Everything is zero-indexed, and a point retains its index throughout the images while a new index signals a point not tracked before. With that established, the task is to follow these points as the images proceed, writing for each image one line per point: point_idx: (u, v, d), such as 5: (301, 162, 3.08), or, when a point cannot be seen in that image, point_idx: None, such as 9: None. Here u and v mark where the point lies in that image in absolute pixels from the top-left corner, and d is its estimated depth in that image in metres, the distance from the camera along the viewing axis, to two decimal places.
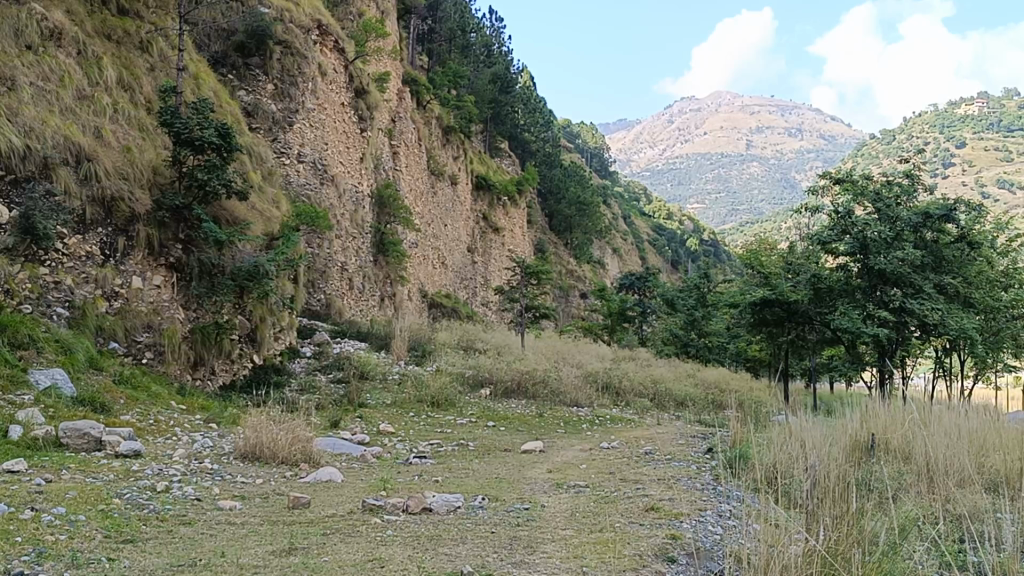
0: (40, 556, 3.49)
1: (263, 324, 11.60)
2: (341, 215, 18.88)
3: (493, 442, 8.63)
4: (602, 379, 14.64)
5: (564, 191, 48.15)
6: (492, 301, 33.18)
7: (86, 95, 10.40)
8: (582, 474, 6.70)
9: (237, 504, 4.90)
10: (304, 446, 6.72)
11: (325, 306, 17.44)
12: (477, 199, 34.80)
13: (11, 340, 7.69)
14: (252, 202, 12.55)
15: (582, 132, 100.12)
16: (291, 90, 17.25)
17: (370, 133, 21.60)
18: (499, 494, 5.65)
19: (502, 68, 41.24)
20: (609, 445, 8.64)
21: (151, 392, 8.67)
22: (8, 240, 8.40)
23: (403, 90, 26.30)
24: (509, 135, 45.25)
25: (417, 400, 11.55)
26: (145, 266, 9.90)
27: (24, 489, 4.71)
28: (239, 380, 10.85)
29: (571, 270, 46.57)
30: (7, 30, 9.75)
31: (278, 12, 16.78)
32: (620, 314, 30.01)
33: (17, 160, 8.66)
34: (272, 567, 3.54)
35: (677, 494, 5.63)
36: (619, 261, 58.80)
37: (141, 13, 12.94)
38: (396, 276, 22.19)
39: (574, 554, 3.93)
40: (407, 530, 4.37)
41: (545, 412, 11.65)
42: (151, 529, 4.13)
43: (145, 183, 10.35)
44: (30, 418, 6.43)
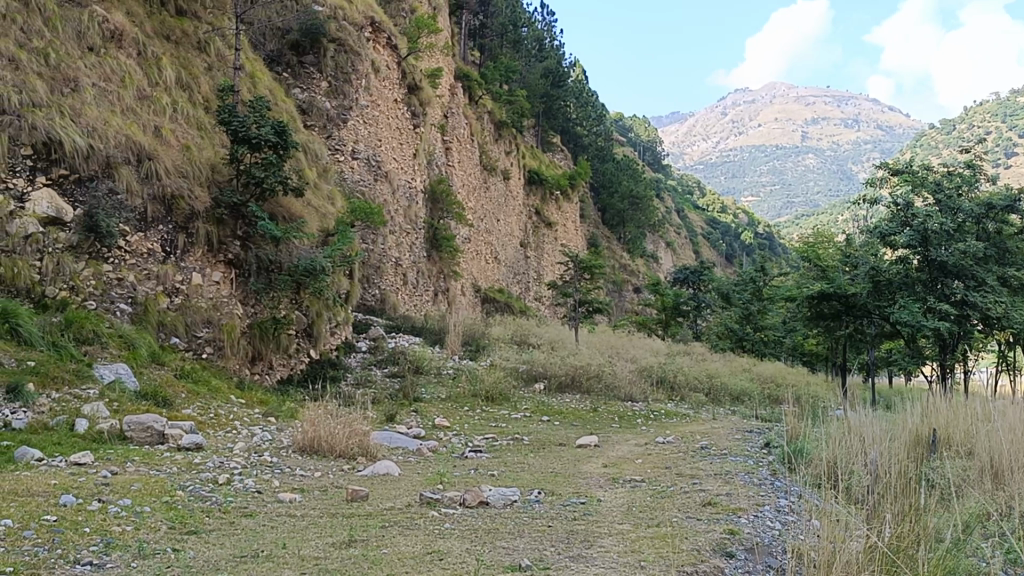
0: (109, 547, 3.58)
1: (320, 319, 11.70)
2: (395, 210, 19.01)
3: (549, 436, 8.66)
4: (657, 373, 14.62)
5: (617, 184, 47.96)
6: (545, 297, 33.15)
7: (147, 95, 10.62)
8: (638, 468, 6.69)
9: (297, 496, 4.98)
10: (361, 440, 6.79)
11: (379, 301, 17.58)
12: (530, 193, 34.78)
13: (77, 335, 7.91)
14: (307, 199, 12.69)
15: (635, 125, 99.67)
16: (345, 87, 17.40)
17: (423, 129, 21.71)
18: (556, 488, 5.68)
19: (553, 62, 41.21)
20: (664, 439, 8.61)
21: (212, 386, 8.81)
22: (73, 238, 8.60)
23: (456, 85, 26.40)
24: (561, 129, 45.18)
25: (472, 394, 11.61)
26: (204, 262, 10.07)
27: (92, 481, 4.83)
28: (296, 374, 10.97)
29: (625, 264, 46.33)
30: (69, 33, 10.02)
31: (332, 10, 16.98)
32: (675, 309, 29.77)
33: (81, 160, 8.89)
34: (334, 558, 3.59)
35: (736, 490, 5.61)
36: (673, 254, 58.40)
37: (199, 13, 13.14)
38: (450, 271, 22.29)
39: (632, 548, 3.93)
40: (466, 523, 4.40)
41: (599, 407, 11.62)
42: (214, 521, 4.20)
43: (204, 180, 10.51)
44: (96, 412, 6.59)
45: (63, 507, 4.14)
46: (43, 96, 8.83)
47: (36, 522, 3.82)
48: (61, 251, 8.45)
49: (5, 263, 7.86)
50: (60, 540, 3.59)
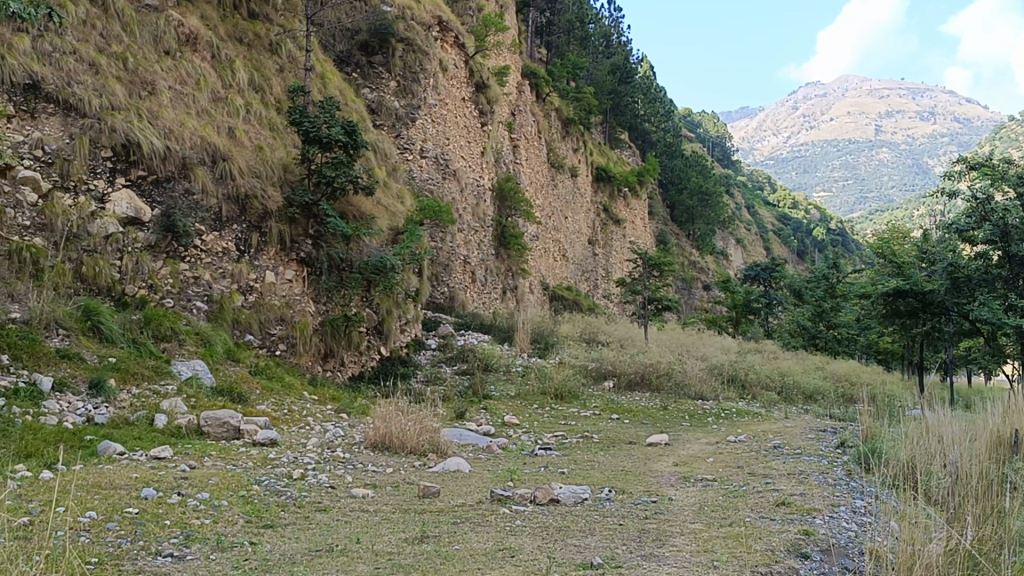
0: (188, 539, 3.66)
1: (390, 316, 11.78)
2: (464, 208, 19.09)
3: (619, 434, 8.62)
4: (728, 371, 14.47)
5: (686, 180, 47.54)
6: (613, 294, 33.03)
7: (221, 97, 10.84)
8: (709, 467, 6.64)
9: (370, 492, 5.03)
10: (431, 436, 6.83)
11: (448, 299, 17.68)
12: (598, 190, 34.69)
13: (155, 332, 8.11)
14: (377, 198, 12.83)
15: (704, 121, 98.76)
16: (414, 87, 17.55)
17: (491, 127, 21.79)
18: (627, 486, 5.65)
19: (621, 58, 41.07)
20: (736, 438, 8.50)
21: (286, 383, 8.95)
22: (151, 237, 8.82)
23: (524, 83, 26.46)
24: (629, 126, 44.99)
25: (541, 392, 11.61)
26: (277, 261, 10.23)
27: (171, 475, 4.95)
28: (367, 371, 11.07)
29: (694, 261, 45.91)
30: (146, 38, 10.30)
31: (400, 10, 17.20)
32: (746, 306, 29.38)
33: (158, 161, 9.10)
34: (407, 553, 3.63)
35: (811, 490, 5.51)
36: (743, 251, 57.67)
37: (271, 15, 13.36)
38: (519, 269, 22.34)
39: (704, 547, 3.90)
40: (536, 521, 4.39)
41: (670, 405, 11.53)
42: (289, 515, 4.27)
43: (276, 180, 10.68)
44: (174, 407, 6.76)
45: (144, 500, 4.25)
46: (121, 100, 9.10)
47: (118, 515, 3.92)
48: (140, 251, 8.66)
49: (87, 262, 8.09)
50: (141, 532, 3.68)
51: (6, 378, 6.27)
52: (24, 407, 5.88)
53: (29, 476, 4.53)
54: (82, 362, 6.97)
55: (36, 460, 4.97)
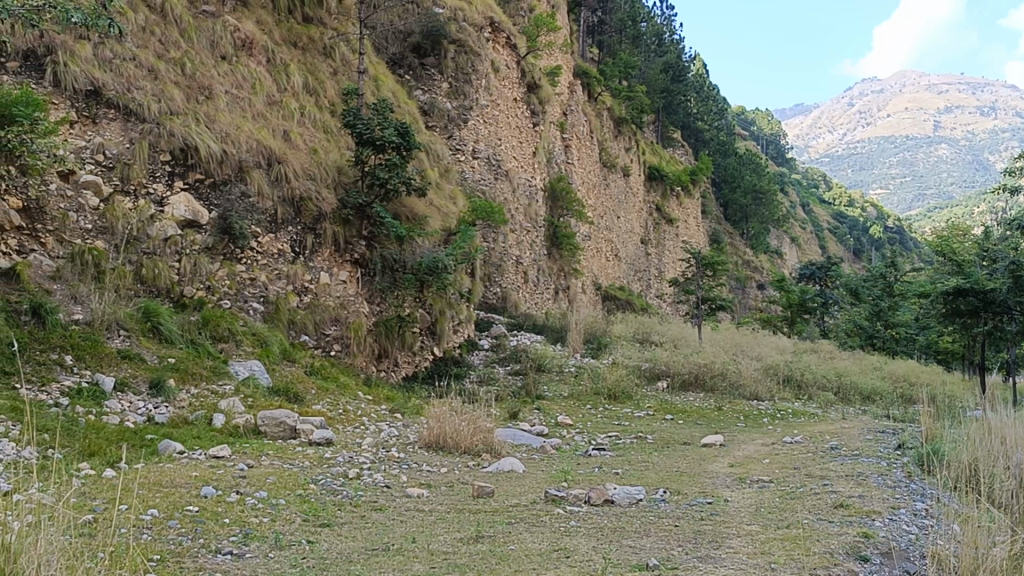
0: (247, 537, 3.71)
1: (443, 317, 11.81)
2: (516, 209, 19.10)
3: (673, 435, 8.58)
4: (783, 371, 14.33)
5: (739, 179, 47.10)
6: (666, 294, 32.83)
7: (276, 101, 10.98)
8: (765, 468, 6.56)
9: (425, 492, 5.05)
10: (485, 437, 6.84)
11: (501, 299, 17.72)
12: (650, 190, 34.50)
13: (213, 333, 8.25)
14: (430, 199, 12.89)
15: (758, 119, 97.79)
16: (466, 88, 17.60)
17: (543, 128, 21.79)
18: (681, 487, 5.62)
19: (673, 57, 40.84)
20: (792, 439, 8.40)
21: (340, 383, 9.04)
22: (208, 239, 8.96)
23: (576, 83, 26.41)
24: (681, 124, 44.73)
25: (595, 392, 11.59)
26: (332, 262, 10.33)
27: (230, 474, 5.02)
28: (421, 371, 11.12)
29: (748, 260, 45.41)
30: (204, 43, 10.47)
31: (452, 11, 17.36)
32: (801, 305, 28.99)
33: (215, 164, 9.24)
34: (462, 552, 3.64)
35: (868, 492, 5.42)
36: (798, 250, 56.97)
37: (325, 19, 13.50)
38: (571, 270, 22.30)
39: (761, 550, 3.86)
40: (591, 521, 4.39)
41: (725, 406, 11.42)
42: (346, 514, 4.32)
43: (330, 183, 10.79)
44: (232, 407, 6.86)
45: (204, 499, 4.32)
46: (179, 104, 9.27)
47: (179, 513, 3.99)
48: (198, 253, 8.80)
49: (146, 264, 8.23)
50: (202, 530, 3.75)
51: (70, 378, 6.41)
52: (87, 406, 6.00)
53: (92, 474, 4.62)
54: (143, 362, 7.11)
55: (99, 458, 5.07)
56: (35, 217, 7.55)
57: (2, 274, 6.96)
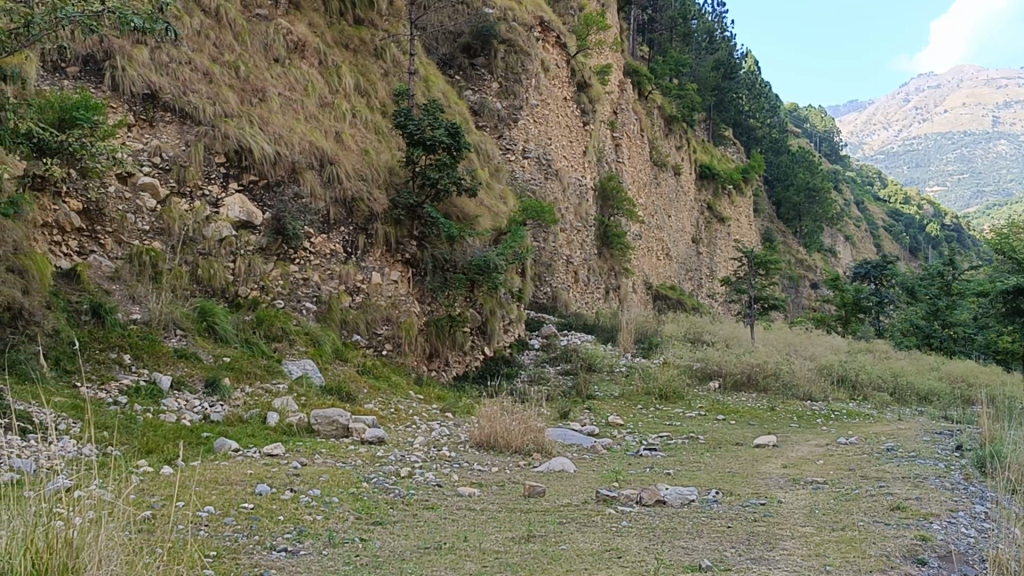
0: (301, 534, 3.75)
1: (493, 316, 11.82)
2: (566, 208, 19.06)
3: (726, 435, 8.50)
4: (838, 372, 14.14)
5: (793, 177, 46.55)
6: (718, 293, 32.55)
7: (329, 102, 11.09)
8: (820, 469, 6.47)
9: (477, 491, 5.07)
10: (537, 436, 6.83)
11: (551, 299, 17.72)
12: (702, 189, 34.25)
13: (267, 333, 8.37)
14: (480, 199, 12.94)
15: (811, 116, 96.59)
16: (516, 87, 17.63)
17: (593, 127, 21.73)
18: (734, 488, 5.57)
19: (725, 54, 40.52)
20: (847, 440, 8.28)
21: (392, 382, 9.10)
22: (262, 239, 9.09)
23: (626, 81, 26.31)
24: (733, 122, 44.35)
25: (646, 392, 11.54)
26: (383, 262, 10.41)
27: (284, 472, 5.08)
28: (472, 370, 11.13)
29: (801, 259, 44.87)
30: (257, 46, 10.63)
31: (502, 11, 17.45)
32: (856, 305, 28.60)
33: (269, 165, 9.36)
34: (514, 552, 3.64)
35: (926, 494, 5.33)
36: (852, 248, 56.15)
37: (376, 21, 13.59)
38: (622, 269, 22.20)
39: (816, 552, 3.82)
40: (643, 521, 4.38)
41: (778, 406, 11.29)
42: (399, 512, 4.34)
43: (382, 183, 10.87)
44: (285, 405, 6.94)
45: (259, 496, 4.38)
46: (233, 107, 9.39)
47: (235, 510, 4.05)
48: (252, 253, 8.92)
49: (202, 264, 8.37)
50: (257, 527, 3.80)
51: (128, 377, 6.54)
52: (145, 404, 6.12)
53: (150, 471, 4.71)
54: (199, 362, 7.23)
55: (157, 455, 5.16)
56: (94, 219, 7.73)
57: (63, 275, 7.13)
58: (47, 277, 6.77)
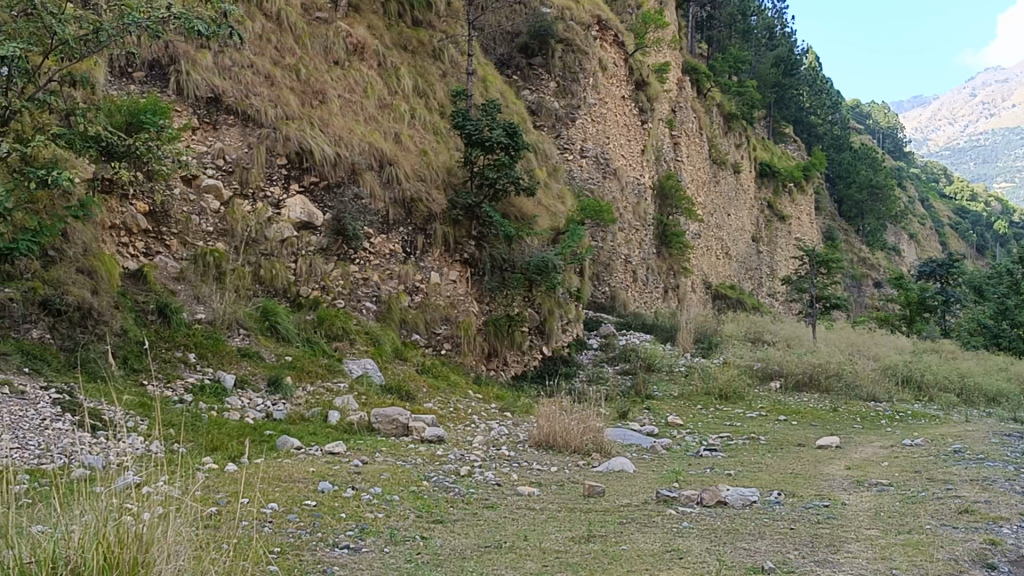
0: (363, 531, 3.80)
1: (552, 316, 11.80)
2: (625, 207, 18.96)
3: (788, 436, 8.39)
4: (902, 373, 13.87)
5: (855, 174, 45.80)
6: (779, 293, 32.16)
7: (388, 104, 11.19)
8: (884, 471, 6.35)
9: (535, 490, 5.08)
10: (596, 436, 6.80)
11: (609, 298, 17.70)
12: (761, 187, 33.85)
13: (328, 332, 8.48)
14: (538, 199, 12.94)
15: (874, 111, 94.96)
16: (574, 87, 17.59)
17: (651, 125, 21.60)
18: (796, 490, 5.50)
19: (784, 50, 40.03)
20: (912, 442, 8.13)
21: (451, 381, 9.14)
22: (323, 240, 9.20)
23: (685, 79, 26.11)
24: (793, 119, 43.82)
25: (706, 392, 11.45)
26: (442, 262, 10.47)
27: (346, 470, 5.14)
28: (531, 370, 11.14)
29: (864, 257, 44.13)
30: (318, 49, 10.76)
31: (560, 10, 17.41)
32: (921, 304, 28.02)
33: (329, 167, 9.46)
34: (574, 552, 3.64)
35: (995, 498, 5.21)
36: (916, 246, 55.06)
37: (434, 22, 13.66)
38: (680, 268, 22.04)
39: (882, 555, 3.76)
40: (703, 522, 4.35)
41: (840, 407, 11.12)
42: (458, 511, 4.37)
43: (440, 184, 10.93)
44: (346, 404, 7.00)
45: (321, 493, 4.44)
46: (294, 109, 9.50)
47: (298, 507, 4.10)
48: (313, 253, 9.05)
49: (264, 265, 8.50)
50: (320, 524, 3.84)
51: (193, 376, 6.66)
52: (209, 402, 6.23)
53: (215, 468, 4.78)
54: (262, 361, 7.34)
55: (222, 453, 5.25)
56: (160, 220, 7.90)
57: (130, 275, 7.30)
58: (115, 278, 6.94)
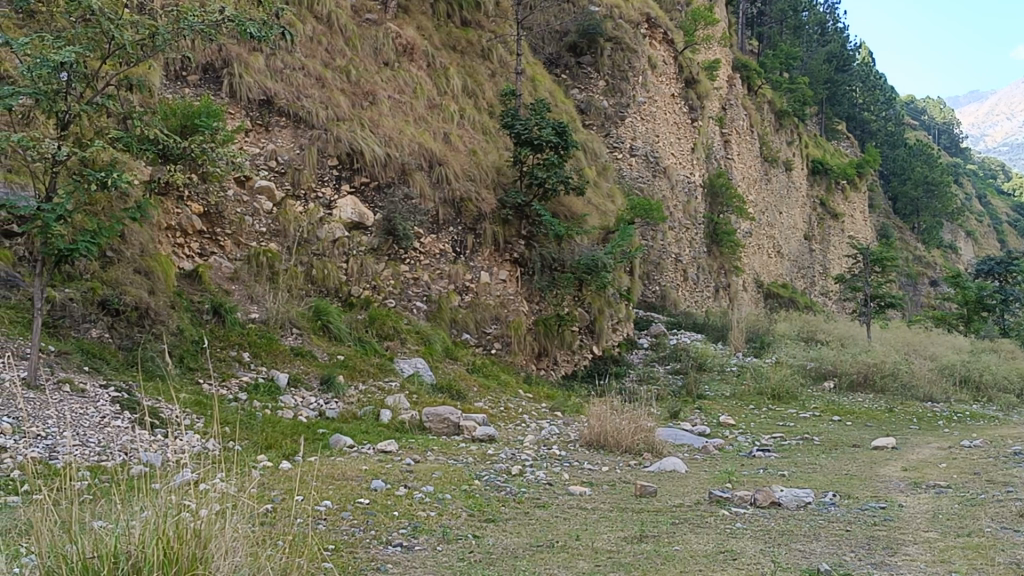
0: (416, 530, 3.81)
1: (602, 315, 11.75)
2: (675, 206, 18.86)
3: (843, 437, 8.28)
4: (959, 373, 13.60)
5: (910, 171, 45.09)
6: (832, 291, 31.76)
7: (438, 104, 11.24)
8: (943, 473, 6.24)
9: (587, 489, 5.08)
10: (648, 436, 6.76)
11: (660, 297, 17.60)
12: (813, 185, 33.44)
13: (378, 332, 8.54)
14: (587, 198, 12.92)
15: (929, 107, 93.35)
16: (623, 85, 17.53)
17: (701, 123, 21.44)
18: (852, 491, 5.42)
19: (837, 46, 39.53)
20: (971, 443, 7.98)
21: (501, 380, 9.15)
22: (374, 240, 9.27)
23: (735, 76, 25.89)
24: (846, 115, 43.24)
25: (758, 392, 11.34)
26: (492, 262, 10.50)
27: (397, 468, 5.17)
28: (581, 370, 11.10)
29: (920, 255, 43.39)
30: (368, 50, 10.85)
31: (608, 9, 17.38)
32: (978, 303, 27.17)
33: (379, 167, 9.52)
34: (627, 553, 3.62)
35: None
36: (973, 243, 54.01)
37: (483, 22, 13.69)
38: (731, 267, 21.86)
39: (941, 558, 3.69)
40: (757, 523, 4.31)
41: (897, 407, 10.94)
42: (510, 510, 4.37)
43: (490, 183, 10.95)
44: (397, 403, 7.04)
45: (374, 491, 4.47)
46: (345, 110, 9.58)
47: (351, 504, 4.14)
48: (364, 253, 9.12)
49: (316, 265, 8.59)
50: (373, 522, 3.87)
51: (248, 375, 6.74)
52: (263, 401, 6.32)
53: (269, 466, 4.85)
54: (314, 360, 7.41)
55: (276, 451, 5.31)
56: (215, 221, 8.01)
57: (186, 276, 7.43)
58: (170, 278, 7.06)
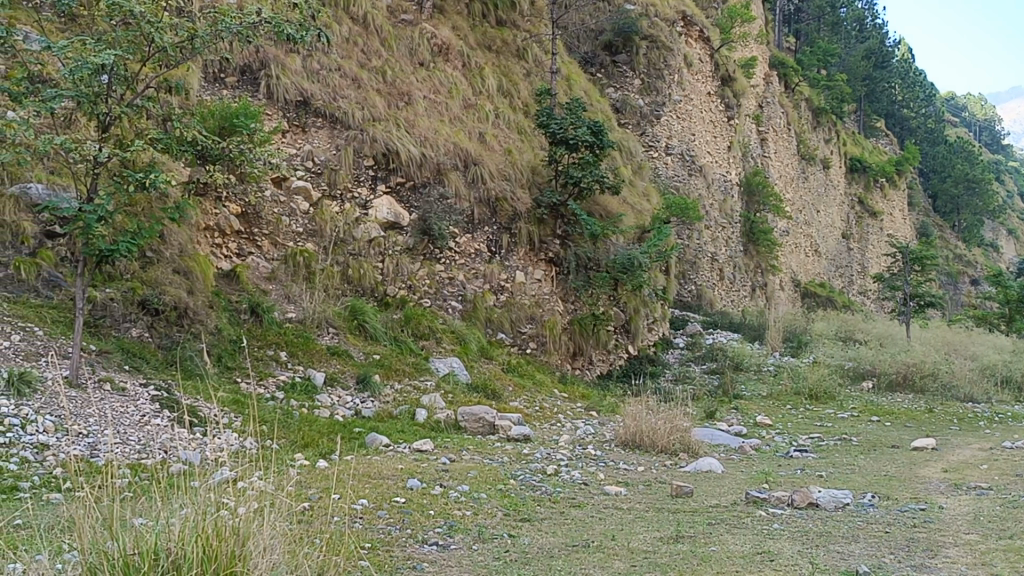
0: (452, 529, 3.82)
1: (637, 315, 11.71)
2: (711, 204, 18.75)
3: (881, 437, 8.19)
4: (1000, 373, 13.40)
5: (950, 168, 44.50)
6: (870, 291, 31.42)
7: (473, 104, 11.26)
8: (984, 475, 6.16)
9: (622, 489, 5.07)
10: (684, 435, 6.72)
11: (696, 297, 17.51)
12: (852, 183, 33.08)
13: (414, 331, 8.57)
14: (623, 198, 12.88)
15: (970, 102, 92.09)
16: (659, 83, 17.45)
17: (737, 120, 21.28)
18: (891, 492, 5.36)
19: (876, 42, 39.10)
20: (1012, 445, 7.87)
21: (536, 380, 9.14)
22: (409, 240, 9.31)
23: (773, 73, 25.68)
24: (885, 112, 42.75)
25: (795, 392, 11.25)
26: (527, 261, 10.50)
27: (434, 467, 5.18)
28: (616, 369, 11.06)
29: (961, 254, 42.82)
30: (404, 51, 10.90)
31: (643, 7, 17.32)
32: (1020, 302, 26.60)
33: (415, 167, 9.56)
34: (663, 552, 3.61)
35: None
36: (1015, 241, 53.21)
37: (519, 21, 13.68)
38: (767, 266, 21.69)
39: (982, 560, 3.64)
40: (795, 524, 4.28)
41: (937, 408, 10.81)
42: (546, 510, 4.36)
43: (525, 183, 10.96)
44: (433, 403, 7.06)
45: (410, 490, 4.49)
46: (381, 111, 9.64)
47: (387, 503, 4.16)
48: (400, 253, 9.16)
49: (352, 264, 8.64)
50: (409, 520, 3.89)
51: (285, 374, 6.80)
52: (300, 400, 6.37)
53: (306, 465, 4.88)
54: (350, 359, 7.45)
55: (313, 449, 5.35)
56: (253, 222, 8.09)
57: (224, 275, 7.50)
58: (208, 278, 7.14)
